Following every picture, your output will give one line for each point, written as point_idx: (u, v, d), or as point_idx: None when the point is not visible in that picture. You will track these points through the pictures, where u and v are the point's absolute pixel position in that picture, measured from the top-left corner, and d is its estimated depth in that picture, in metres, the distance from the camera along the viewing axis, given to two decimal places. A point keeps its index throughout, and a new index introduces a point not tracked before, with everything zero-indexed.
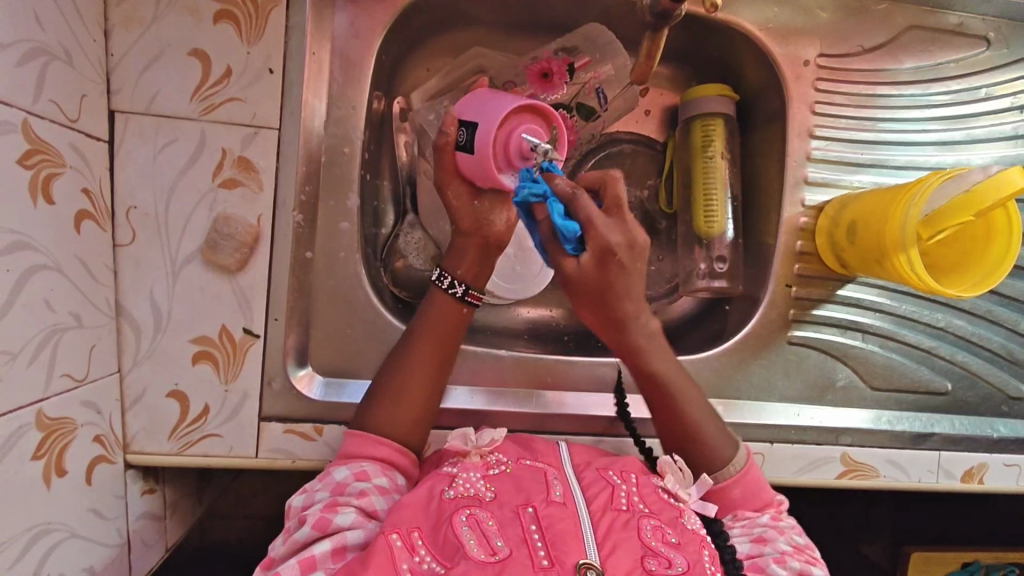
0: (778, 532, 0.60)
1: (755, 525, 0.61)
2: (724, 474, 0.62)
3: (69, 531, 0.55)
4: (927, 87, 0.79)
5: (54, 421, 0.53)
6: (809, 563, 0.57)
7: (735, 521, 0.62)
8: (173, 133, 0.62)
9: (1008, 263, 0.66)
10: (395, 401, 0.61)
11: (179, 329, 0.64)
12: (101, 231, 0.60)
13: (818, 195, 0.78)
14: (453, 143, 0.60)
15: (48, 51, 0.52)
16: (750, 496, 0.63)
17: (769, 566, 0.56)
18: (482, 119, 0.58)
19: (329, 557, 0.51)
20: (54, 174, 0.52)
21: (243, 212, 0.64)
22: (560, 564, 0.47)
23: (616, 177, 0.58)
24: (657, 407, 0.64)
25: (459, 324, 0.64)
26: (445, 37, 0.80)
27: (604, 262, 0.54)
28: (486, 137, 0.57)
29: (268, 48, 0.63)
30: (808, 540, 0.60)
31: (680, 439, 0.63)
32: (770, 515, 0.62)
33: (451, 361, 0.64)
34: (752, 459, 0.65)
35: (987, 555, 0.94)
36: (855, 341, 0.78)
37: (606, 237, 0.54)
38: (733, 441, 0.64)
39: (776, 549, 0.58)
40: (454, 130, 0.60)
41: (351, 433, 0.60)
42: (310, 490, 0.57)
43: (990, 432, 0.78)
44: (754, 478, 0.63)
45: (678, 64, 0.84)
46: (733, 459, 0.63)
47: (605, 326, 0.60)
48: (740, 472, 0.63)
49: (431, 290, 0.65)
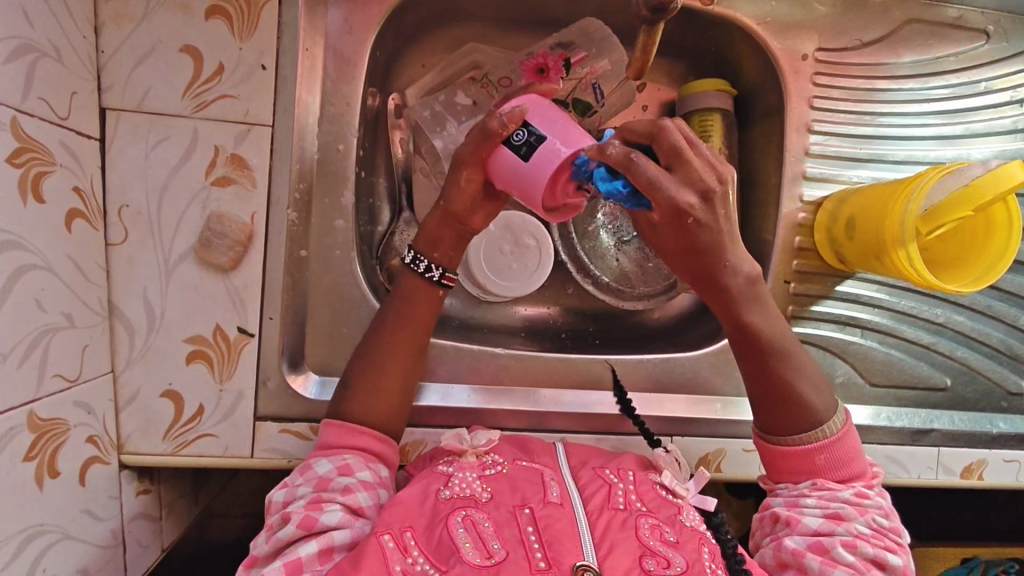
0: (858, 511, 0.58)
1: (833, 498, 0.58)
2: (814, 435, 0.60)
3: (62, 533, 0.54)
4: (926, 81, 0.79)
5: (47, 422, 0.53)
6: (884, 550, 0.56)
7: (815, 489, 0.60)
8: (164, 131, 0.62)
9: (1008, 259, 0.65)
10: (371, 390, 0.61)
11: (173, 328, 0.63)
12: (93, 230, 0.59)
13: (816, 191, 0.77)
14: (504, 136, 0.54)
15: (37, 48, 0.51)
16: (835, 465, 0.60)
17: (837, 548, 0.55)
18: (554, 138, 0.52)
19: (316, 559, 0.50)
20: (44, 172, 0.52)
21: (237, 210, 0.63)
22: (557, 566, 0.47)
23: (666, 126, 0.50)
24: (749, 364, 0.60)
25: (432, 307, 0.64)
26: (440, 33, 0.79)
27: (682, 223, 0.50)
28: (546, 160, 0.51)
29: (260, 44, 0.63)
30: (891, 522, 0.59)
31: (774, 399, 0.60)
32: (854, 490, 0.59)
33: (425, 348, 0.65)
34: (850, 425, 0.62)
35: (987, 551, 0.94)
36: (854, 337, 0.77)
37: (681, 199, 0.48)
38: (832, 404, 0.61)
39: (848, 531, 0.56)
40: (516, 124, 0.53)
41: (328, 423, 0.60)
42: (291, 485, 0.56)
43: (989, 427, 0.78)
44: (847, 445, 0.61)
45: (675, 59, 0.84)
46: (829, 423, 0.60)
47: (695, 279, 0.55)
48: (832, 436, 0.60)
49: (403, 275, 0.65)
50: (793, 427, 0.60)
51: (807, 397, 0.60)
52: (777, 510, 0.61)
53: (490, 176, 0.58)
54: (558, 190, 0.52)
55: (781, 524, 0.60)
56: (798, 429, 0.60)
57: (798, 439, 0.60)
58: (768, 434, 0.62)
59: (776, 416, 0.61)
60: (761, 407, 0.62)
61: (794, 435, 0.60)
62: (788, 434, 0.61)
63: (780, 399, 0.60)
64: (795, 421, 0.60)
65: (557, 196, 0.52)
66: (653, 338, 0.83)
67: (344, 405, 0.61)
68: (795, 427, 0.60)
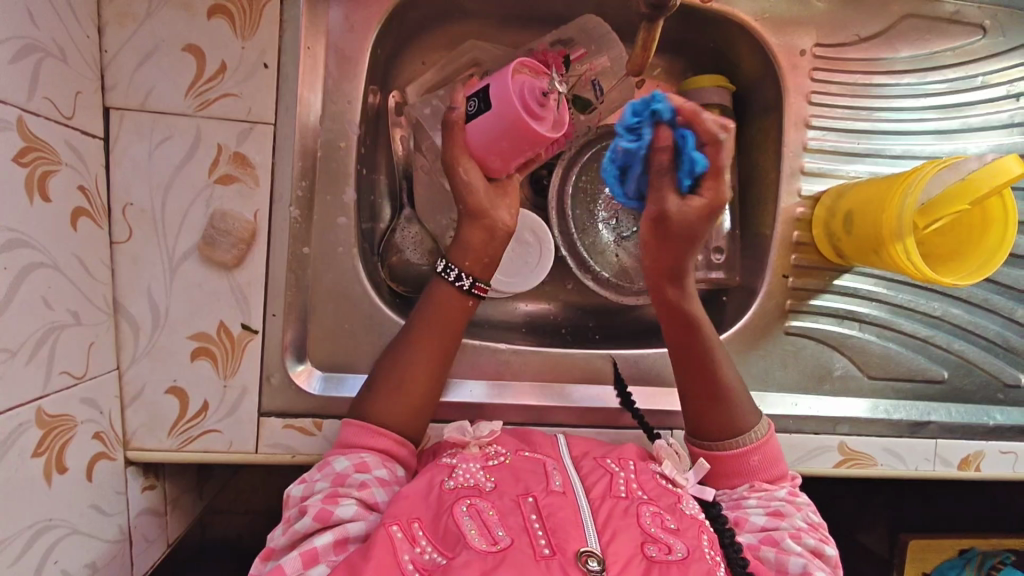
0: (795, 508, 0.60)
1: (772, 498, 0.61)
2: (744, 440, 0.63)
3: (69, 528, 0.55)
4: (923, 76, 0.79)
5: (54, 419, 0.53)
6: (821, 541, 0.58)
7: (752, 492, 0.61)
8: (168, 129, 0.62)
9: (991, 268, 0.66)
10: (395, 393, 0.62)
11: (177, 324, 0.64)
12: (98, 228, 0.60)
13: (814, 185, 0.78)
14: (463, 118, 0.62)
15: (42, 48, 0.52)
16: (767, 466, 0.63)
17: (786, 540, 0.56)
18: (494, 79, 0.59)
19: (332, 549, 0.51)
20: (50, 171, 0.52)
21: (240, 208, 0.64)
22: (561, 552, 0.47)
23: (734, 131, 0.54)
24: (684, 364, 0.65)
25: (461, 316, 0.65)
26: (441, 31, 0.80)
27: (712, 215, 0.56)
28: (498, 91, 0.58)
29: (262, 42, 0.63)
30: (820, 519, 0.61)
31: (705, 402, 0.64)
32: (787, 490, 0.61)
33: (450, 356, 0.65)
34: (774, 432, 0.65)
35: (983, 542, 0.95)
36: (851, 330, 0.78)
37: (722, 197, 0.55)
38: (757, 412, 0.65)
39: (791, 524, 0.58)
40: (464, 103, 0.62)
41: (347, 422, 0.61)
42: (310, 480, 0.57)
43: (986, 419, 0.79)
44: (772, 450, 0.63)
45: (673, 55, 0.84)
46: (757, 428, 0.63)
47: (667, 275, 0.61)
48: (760, 441, 0.63)
49: (434, 283, 0.66)
50: (725, 431, 0.63)
51: (738, 401, 0.64)
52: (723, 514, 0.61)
53: (482, 161, 0.63)
54: (526, 97, 0.57)
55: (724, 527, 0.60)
56: (728, 433, 0.63)
57: (727, 443, 0.63)
58: (699, 438, 0.65)
59: (711, 420, 0.64)
60: (694, 413, 0.65)
61: (726, 439, 0.63)
62: (720, 437, 0.63)
63: (713, 399, 0.64)
64: (727, 427, 0.63)
65: (532, 108, 0.58)
66: (654, 333, 0.83)
67: (365, 406, 0.62)
68: (723, 431, 0.63)
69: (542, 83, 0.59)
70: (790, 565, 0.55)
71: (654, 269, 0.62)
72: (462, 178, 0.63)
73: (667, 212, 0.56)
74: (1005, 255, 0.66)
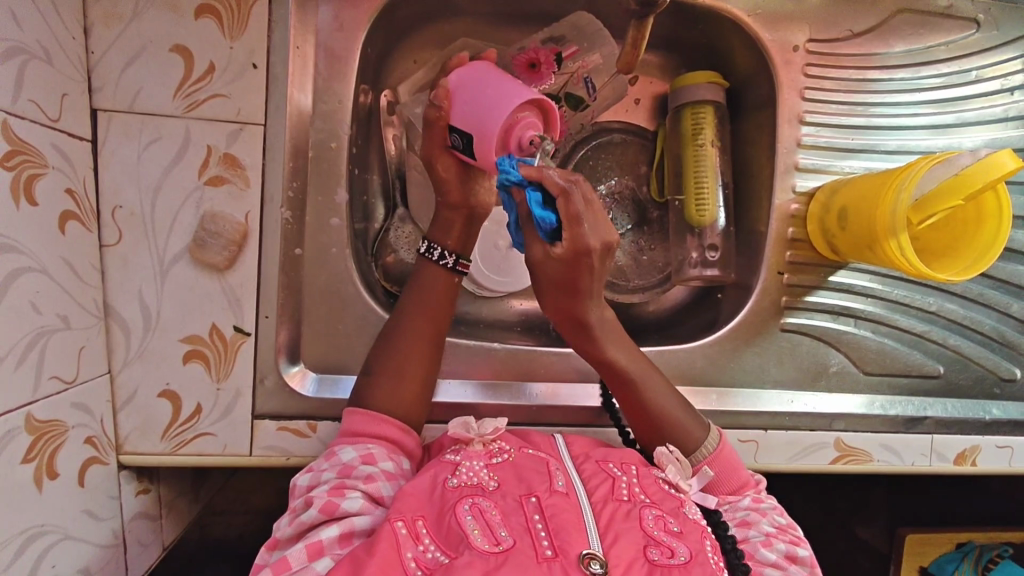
0: (761, 513, 0.60)
1: (736, 509, 0.61)
2: (698, 456, 0.63)
3: (62, 534, 0.55)
4: (916, 71, 0.79)
5: (44, 423, 0.53)
6: (792, 543, 0.58)
7: (717, 506, 0.62)
8: (156, 131, 0.62)
9: (987, 262, 0.66)
10: (397, 378, 0.62)
11: (169, 328, 0.64)
12: (87, 231, 0.59)
13: (809, 181, 0.77)
14: (448, 143, 0.62)
15: (27, 50, 0.51)
16: (727, 473, 0.63)
17: (759, 551, 0.57)
18: (475, 132, 0.58)
19: (337, 543, 0.51)
20: (36, 174, 0.52)
21: (231, 210, 0.63)
22: (564, 555, 0.47)
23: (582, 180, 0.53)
24: (619, 394, 0.64)
25: (449, 294, 0.66)
26: (433, 29, 0.79)
27: (576, 261, 0.52)
28: (483, 153, 0.58)
29: (251, 43, 0.63)
30: (790, 520, 0.61)
31: (646, 430, 0.65)
32: (751, 497, 0.62)
33: (442, 344, 0.66)
34: (726, 440, 0.66)
35: (980, 535, 0.95)
36: (847, 326, 0.78)
37: (608, 240, 0.52)
38: (704, 423, 0.65)
39: (760, 533, 0.58)
40: (448, 134, 0.61)
41: (352, 410, 0.61)
42: (317, 469, 0.58)
43: (982, 414, 0.79)
44: (728, 457, 0.64)
45: (665, 51, 0.84)
46: (706, 441, 0.64)
47: (566, 324, 0.59)
48: (714, 452, 0.64)
49: (420, 263, 0.67)
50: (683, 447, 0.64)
51: (678, 422, 0.64)
52: None
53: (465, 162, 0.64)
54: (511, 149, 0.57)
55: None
56: (681, 453, 0.64)
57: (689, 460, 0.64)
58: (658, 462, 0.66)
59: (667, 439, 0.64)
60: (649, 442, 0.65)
61: (687, 454, 0.64)
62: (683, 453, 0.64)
63: (655, 427, 0.64)
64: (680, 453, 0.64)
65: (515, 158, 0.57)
66: (646, 331, 0.83)
67: (366, 396, 0.62)
68: (685, 445, 0.64)
69: (531, 126, 0.57)
70: None
71: (558, 321, 0.60)
72: (442, 174, 0.64)
73: (536, 262, 0.54)
74: (998, 250, 0.66)
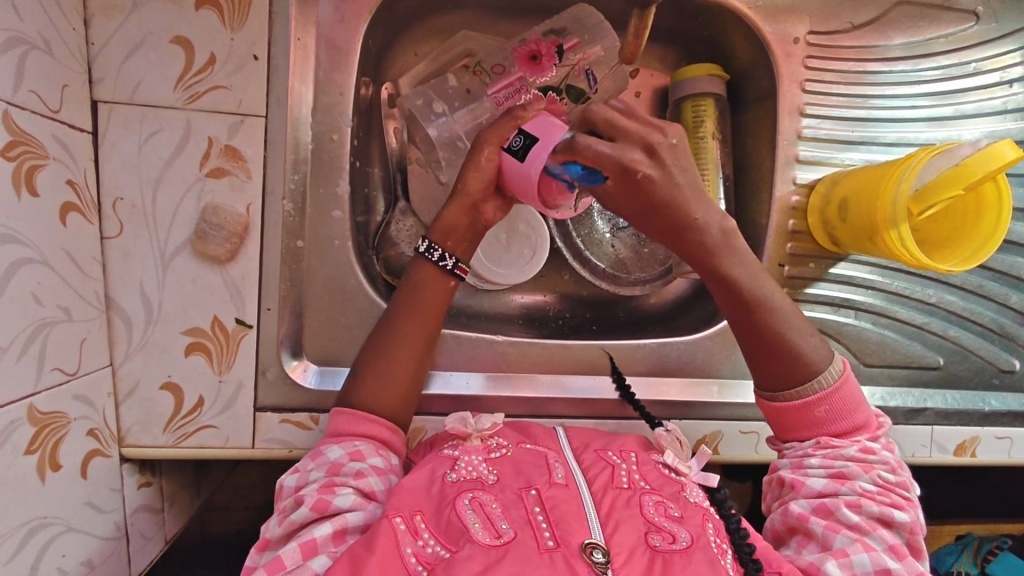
0: (863, 468, 0.57)
1: (837, 456, 0.58)
2: (818, 382, 0.59)
3: (65, 526, 0.55)
4: (916, 63, 0.79)
5: (46, 415, 0.53)
6: (890, 506, 0.56)
7: (818, 450, 0.59)
8: (158, 122, 0.61)
9: (990, 249, 0.66)
10: (382, 384, 0.62)
11: (170, 320, 0.63)
12: (88, 223, 0.59)
13: (809, 174, 0.78)
14: (504, 142, 0.62)
15: (27, 40, 0.51)
16: (835, 416, 0.59)
17: (841, 510, 0.55)
18: (542, 138, 0.59)
19: (330, 541, 0.51)
20: (38, 165, 0.52)
21: (231, 201, 0.63)
22: (566, 544, 0.47)
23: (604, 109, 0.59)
24: (738, 315, 0.61)
25: (444, 298, 0.66)
26: (432, 21, 0.78)
27: (628, 174, 0.55)
28: (536, 158, 0.58)
29: (252, 34, 0.62)
30: (898, 477, 0.58)
31: (758, 359, 0.61)
32: (859, 446, 0.58)
33: (428, 349, 0.65)
34: (850, 372, 0.61)
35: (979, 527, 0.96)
36: (848, 319, 0.78)
37: (626, 160, 0.55)
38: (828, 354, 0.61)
39: (852, 491, 0.56)
40: (512, 133, 0.62)
41: (340, 410, 0.60)
42: (302, 470, 0.57)
43: (982, 405, 0.79)
44: (844, 396, 0.60)
45: (667, 44, 0.84)
46: (823, 375, 0.59)
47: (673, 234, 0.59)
48: (833, 385, 0.59)
49: (416, 263, 0.66)
50: (785, 383, 0.60)
51: (792, 353, 0.59)
52: (782, 474, 0.60)
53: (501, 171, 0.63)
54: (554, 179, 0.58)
55: (786, 488, 0.60)
56: (790, 384, 0.60)
57: (793, 393, 0.60)
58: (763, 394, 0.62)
59: (767, 371, 0.61)
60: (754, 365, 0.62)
61: (788, 390, 0.60)
62: (781, 390, 0.60)
63: (765, 354, 0.60)
64: (786, 380, 0.60)
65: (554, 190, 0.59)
66: (650, 323, 0.83)
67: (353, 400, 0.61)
68: (786, 381, 0.60)
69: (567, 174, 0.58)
70: (835, 542, 0.54)
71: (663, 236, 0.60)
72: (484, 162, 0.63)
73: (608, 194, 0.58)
74: (1000, 240, 0.66)
